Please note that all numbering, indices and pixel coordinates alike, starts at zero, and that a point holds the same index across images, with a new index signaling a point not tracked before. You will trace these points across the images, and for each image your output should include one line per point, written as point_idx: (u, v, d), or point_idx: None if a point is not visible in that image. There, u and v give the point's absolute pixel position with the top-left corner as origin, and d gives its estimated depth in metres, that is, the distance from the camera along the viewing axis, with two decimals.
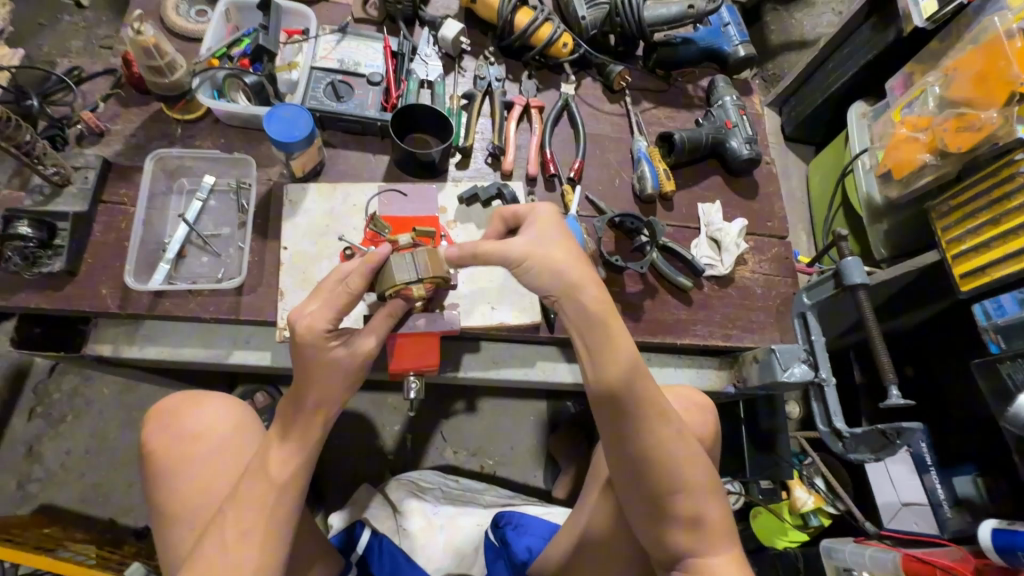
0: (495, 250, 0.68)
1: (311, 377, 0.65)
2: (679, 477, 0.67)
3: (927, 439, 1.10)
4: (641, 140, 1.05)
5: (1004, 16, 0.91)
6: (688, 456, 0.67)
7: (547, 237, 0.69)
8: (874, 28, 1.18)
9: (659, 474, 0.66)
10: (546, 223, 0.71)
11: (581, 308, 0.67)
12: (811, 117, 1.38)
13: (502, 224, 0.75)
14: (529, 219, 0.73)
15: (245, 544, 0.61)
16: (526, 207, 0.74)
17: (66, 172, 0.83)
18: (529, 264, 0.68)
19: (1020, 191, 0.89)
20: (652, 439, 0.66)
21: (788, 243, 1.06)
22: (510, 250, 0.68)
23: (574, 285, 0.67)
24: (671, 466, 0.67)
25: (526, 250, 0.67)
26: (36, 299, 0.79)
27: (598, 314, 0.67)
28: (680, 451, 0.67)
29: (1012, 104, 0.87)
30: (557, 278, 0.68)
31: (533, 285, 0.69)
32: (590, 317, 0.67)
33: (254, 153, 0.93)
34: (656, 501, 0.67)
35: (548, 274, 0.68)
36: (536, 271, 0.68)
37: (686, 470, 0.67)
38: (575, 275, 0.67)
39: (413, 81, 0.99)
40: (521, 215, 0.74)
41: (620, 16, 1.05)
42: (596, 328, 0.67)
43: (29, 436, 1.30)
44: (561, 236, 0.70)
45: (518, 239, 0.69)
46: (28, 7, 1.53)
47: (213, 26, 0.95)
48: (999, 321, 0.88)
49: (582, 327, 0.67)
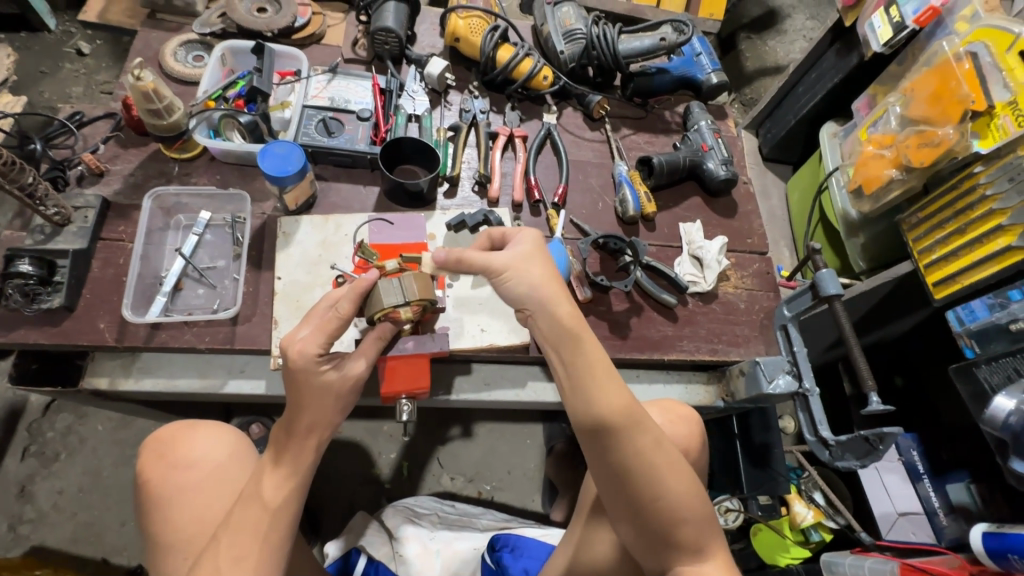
0: (478, 260, 0.74)
1: (305, 401, 0.67)
2: (660, 483, 0.67)
3: (917, 447, 1.21)
4: (621, 164, 1.09)
5: (951, 41, 0.97)
6: (667, 462, 0.68)
7: (530, 253, 0.74)
8: (838, 54, 1.25)
9: (642, 482, 0.67)
10: (530, 243, 0.76)
11: (554, 320, 0.70)
12: (786, 138, 1.43)
13: (489, 242, 0.80)
14: (515, 239, 0.78)
15: (241, 570, 0.62)
16: (513, 228, 0.79)
17: (67, 212, 0.85)
18: (510, 275, 0.73)
19: (981, 202, 0.93)
20: (633, 446, 0.67)
21: (769, 259, 1.10)
22: (492, 260, 0.73)
23: (545, 296, 0.71)
24: (653, 473, 0.67)
25: (509, 262, 0.73)
26: (34, 335, 0.81)
27: (569, 327, 0.70)
28: (660, 457, 0.68)
29: (965, 121, 0.92)
30: (530, 290, 0.72)
31: (509, 295, 0.73)
32: (562, 329, 0.70)
33: (248, 189, 0.96)
34: (642, 512, 0.67)
35: (524, 285, 0.72)
36: (514, 284, 0.72)
37: (666, 476, 0.67)
38: (548, 292, 0.71)
39: (401, 115, 1.04)
40: (509, 236, 0.78)
41: (596, 49, 1.11)
42: (566, 342, 0.70)
43: (23, 476, 1.29)
44: (544, 256, 0.75)
45: (501, 254, 0.74)
46: (30, 57, 1.59)
47: (209, 70, 1.00)
48: (971, 325, 0.91)
49: (555, 340, 0.70)
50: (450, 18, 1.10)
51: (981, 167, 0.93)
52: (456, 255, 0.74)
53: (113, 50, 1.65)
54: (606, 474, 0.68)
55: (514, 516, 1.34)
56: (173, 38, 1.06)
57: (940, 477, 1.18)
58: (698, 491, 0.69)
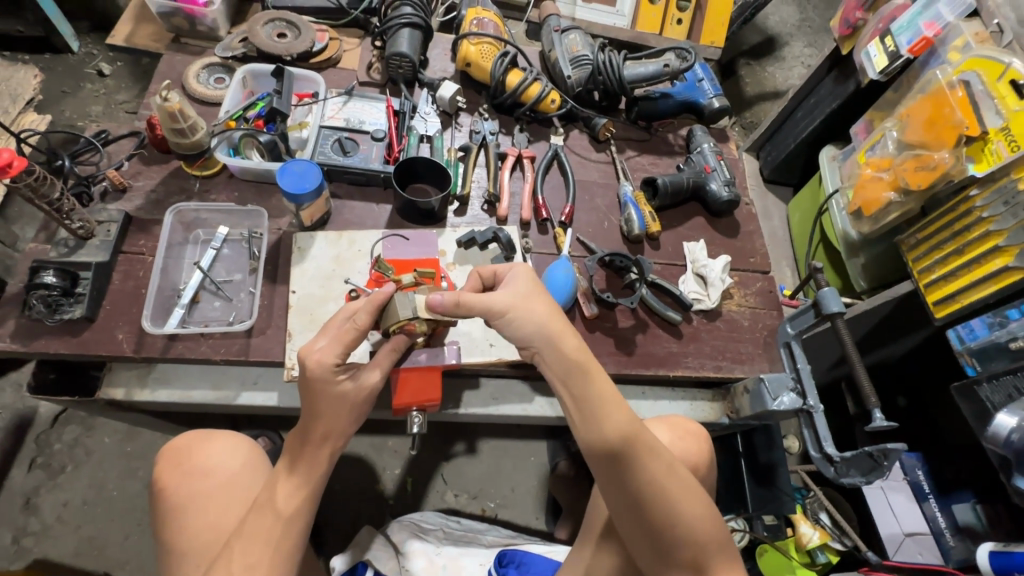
0: (477, 303, 0.72)
1: (320, 411, 0.68)
2: (675, 508, 0.68)
3: (922, 467, 1.22)
4: (627, 185, 1.12)
5: (944, 69, 1.01)
6: (680, 485, 0.70)
7: (526, 292, 0.76)
8: (836, 80, 1.29)
9: (655, 506, 0.68)
10: (524, 281, 0.77)
11: (561, 354, 0.73)
12: (787, 161, 1.47)
13: (480, 281, 0.81)
14: (508, 277, 0.79)
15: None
16: (504, 265, 0.80)
17: (90, 225, 0.88)
18: (512, 315, 0.74)
19: (978, 223, 0.95)
20: (646, 471, 0.69)
21: (771, 278, 1.12)
22: (493, 302, 0.73)
23: (551, 334, 0.74)
24: (667, 497, 0.68)
25: (509, 303, 0.73)
26: (54, 344, 0.83)
27: (576, 360, 0.73)
28: (673, 481, 0.69)
29: (960, 146, 0.95)
30: (535, 329, 0.74)
31: (513, 335, 0.74)
32: (570, 362, 0.73)
33: (265, 205, 0.99)
34: (656, 535, 0.68)
35: (529, 326, 0.74)
36: (518, 324, 0.74)
37: (680, 500, 0.69)
38: (552, 327, 0.74)
39: (413, 136, 1.08)
40: (502, 274, 0.80)
41: (602, 74, 1.15)
42: (575, 374, 0.72)
43: (29, 488, 1.29)
44: (541, 293, 0.77)
45: (499, 294, 0.75)
46: (53, 77, 1.65)
47: (231, 91, 1.05)
48: (972, 344, 0.94)
49: (563, 373, 0.73)
50: (462, 44, 1.14)
51: (977, 190, 0.95)
52: (455, 297, 0.71)
53: (133, 71, 1.70)
54: (621, 500, 0.70)
55: (518, 533, 1.34)
56: (195, 61, 1.10)
57: (946, 496, 1.18)
58: (711, 514, 0.70)
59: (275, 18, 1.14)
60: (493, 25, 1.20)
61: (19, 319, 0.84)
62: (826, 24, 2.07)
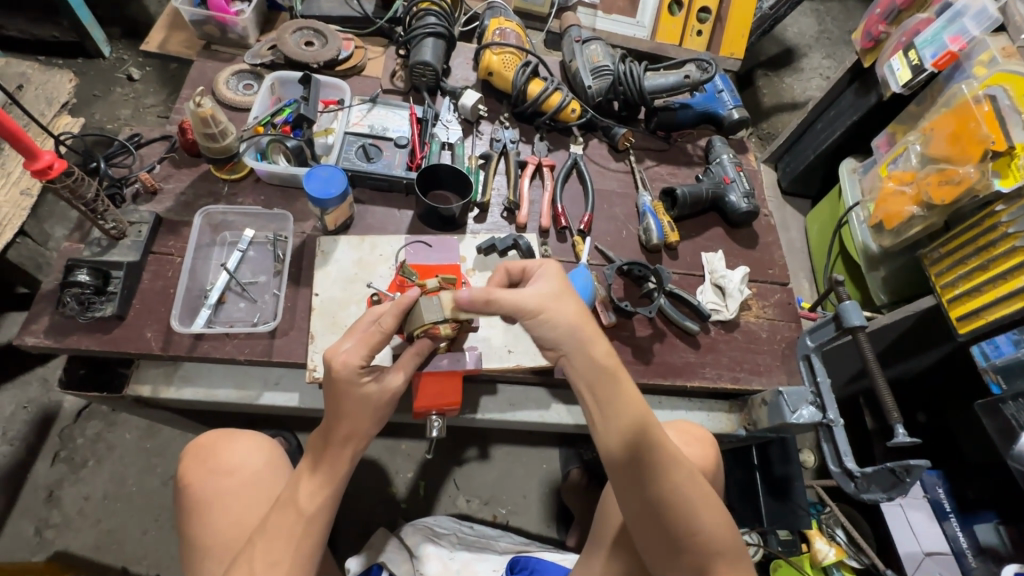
0: (509, 301, 0.72)
1: (345, 412, 0.69)
2: (695, 517, 0.69)
3: (944, 485, 1.20)
4: (645, 195, 1.13)
5: (970, 83, 1.00)
6: (701, 497, 0.70)
7: (557, 291, 0.75)
8: (857, 92, 1.29)
9: (676, 515, 0.69)
10: (553, 279, 0.76)
11: (590, 359, 0.73)
12: (806, 173, 1.46)
13: (507, 276, 0.80)
14: (537, 274, 0.78)
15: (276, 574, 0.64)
16: (533, 262, 0.80)
17: (123, 226, 0.91)
18: (543, 316, 0.73)
19: (1004, 239, 0.94)
20: (668, 481, 0.69)
21: (790, 290, 1.11)
22: (526, 301, 0.72)
23: (582, 337, 0.73)
24: (687, 506, 0.69)
25: (540, 302, 0.73)
26: (86, 341, 0.85)
27: (605, 365, 0.73)
28: (694, 493, 0.70)
29: (986, 161, 0.94)
30: (568, 331, 0.73)
31: (544, 335, 0.74)
32: (598, 367, 0.73)
33: (289, 209, 1.01)
34: (676, 546, 0.69)
35: (558, 326, 0.73)
36: (550, 324, 0.73)
37: (700, 510, 0.69)
38: (585, 331, 0.73)
39: (435, 143, 1.10)
40: (530, 270, 0.79)
41: (623, 85, 1.17)
42: (602, 379, 0.72)
43: (51, 481, 1.32)
44: (570, 290, 0.76)
45: (530, 292, 0.74)
46: (86, 81, 1.70)
47: (259, 98, 1.07)
48: (997, 362, 0.93)
49: (590, 376, 0.73)
50: (485, 53, 1.16)
51: (1003, 206, 0.95)
52: (485, 295, 0.71)
53: (160, 76, 1.75)
54: (639, 507, 0.70)
55: (530, 541, 1.34)
56: (225, 68, 1.13)
57: (968, 516, 1.16)
58: (731, 527, 0.70)
59: (303, 27, 1.16)
60: (516, 35, 1.22)
61: (53, 316, 0.87)
62: (845, 36, 2.07)
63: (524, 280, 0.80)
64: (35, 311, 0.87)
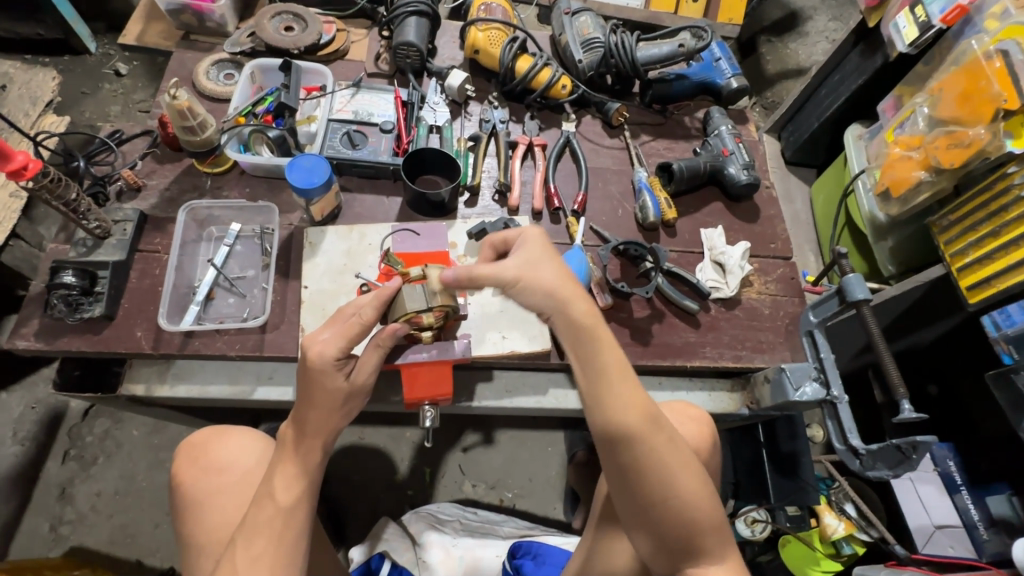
0: (488, 274, 0.73)
1: (312, 403, 0.70)
2: (676, 484, 0.67)
3: (955, 458, 1.19)
4: (641, 171, 1.09)
5: (980, 38, 0.95)
6: (681, 463, 0.68)
7: (537, 258, 0.74)
8: (862, 54, 1.23)
9: (653, 481, 0.67)
10: (534, 245, 0.75)
11: (571, 319, 0.71)
12: (810, 141, 1.41)
13: (493, 250, 0.80)
14: (519, 242, 0.77)
15: (258, 570, 0.64)
16: (513, 232, 0.79)
17: (107, 225, 0.89)
18: (523, 284, 0.72)
19: (1017, 203, 0.91)
20: (648, 444, 0.67)
21: (793, 264, 1.08)
22: (503, 272, 0.73)
23: (562, 299, 0.72)
24: (667, 473, 0.67)
25: (517, 272, 0.72)
26: (76, 342, 0.85)
27: (584, 324, 0.71)
28: (675, 459, 0.68)
29: (997, 120, 0.90)
30: (548, 296, 0.72)
31: (525, 303, 0.73)
32: (579, 328, 0.71)
33: (275, 201, 1.00)
34: (656, 513, 0.67)
35: (539, 293, 0.72)
36: (530, 291, 0.72)
37: (681, 476, 0.67)
38: (564, 293, 0.72)
39: (422, 127, 1.06)
40: (511, 240, 0.78)
41: (614, 57, 1.11)
42: (583, 339, 0.71)
43: (63, 478, 1.34)
44: (550, 256, 0.75)
45: (510, 263, 0.74)
46: (72, 78, 1.68)
47: (240, 87, 1.05)
48: (1008, 331, 0.90)
49: (572, 339, 0.71)
50: (470, 30, 1.11)
51: (1015, 167, 0.91)
52: (467, 271, 0.72)
53: (149, 70, 1.73)
54: (618, 472, 0.68)
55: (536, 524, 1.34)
56: (204, 58, 1.10)
57: (980, 488, 1.15)
58: (714, 497, 0.69)
59: (282, 11, 1.13)
60: (501, 9, 1.17)
61: (42, 318, 0.86)
62: None
63: (508, 250, 0.80)
64: (25, 315, 0.86)
